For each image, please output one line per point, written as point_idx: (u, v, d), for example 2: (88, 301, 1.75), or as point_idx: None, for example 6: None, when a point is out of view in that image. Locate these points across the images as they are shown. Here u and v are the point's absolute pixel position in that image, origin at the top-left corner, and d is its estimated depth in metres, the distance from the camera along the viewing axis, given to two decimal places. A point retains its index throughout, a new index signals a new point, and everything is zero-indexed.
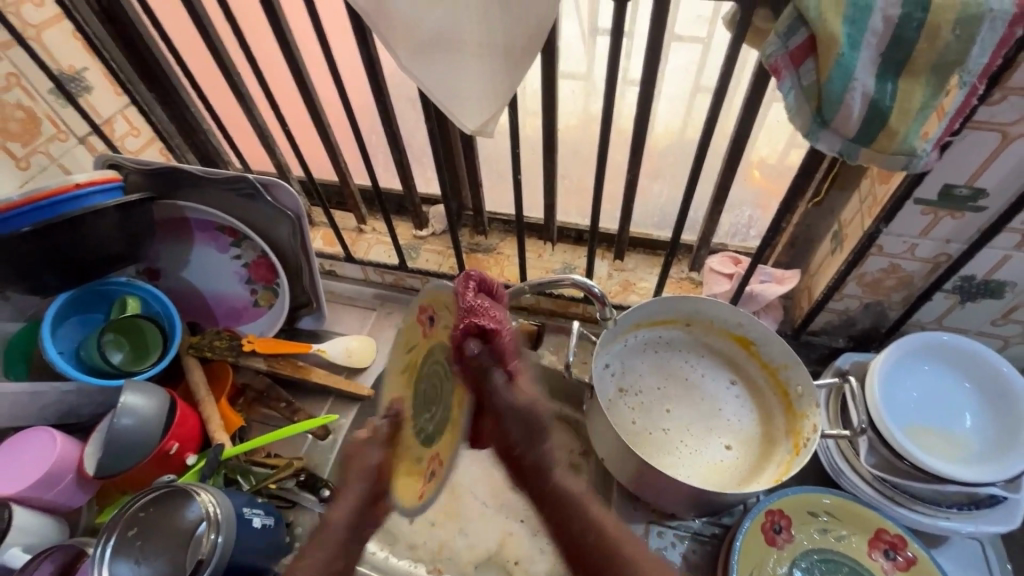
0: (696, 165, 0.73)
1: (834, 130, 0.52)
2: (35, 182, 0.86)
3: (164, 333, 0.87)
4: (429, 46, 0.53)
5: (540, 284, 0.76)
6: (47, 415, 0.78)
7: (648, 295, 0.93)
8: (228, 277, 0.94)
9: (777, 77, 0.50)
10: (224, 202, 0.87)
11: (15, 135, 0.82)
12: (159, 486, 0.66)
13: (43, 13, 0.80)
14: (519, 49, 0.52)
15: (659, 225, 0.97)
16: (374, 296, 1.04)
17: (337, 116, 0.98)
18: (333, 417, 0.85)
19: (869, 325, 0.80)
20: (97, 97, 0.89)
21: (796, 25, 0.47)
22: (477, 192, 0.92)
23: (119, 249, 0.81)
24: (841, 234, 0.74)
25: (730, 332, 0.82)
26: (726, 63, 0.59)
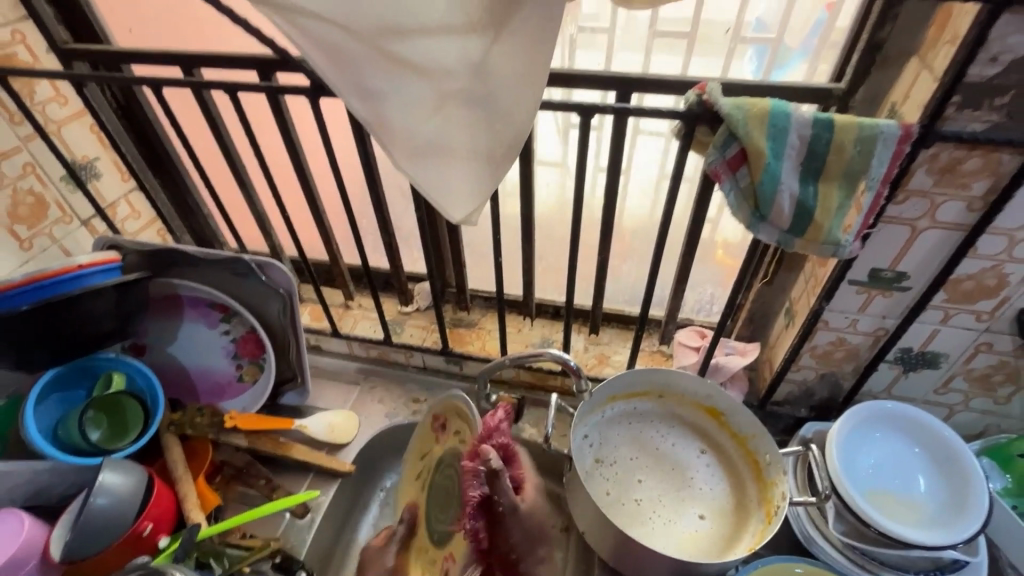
0: (658, 251, 0.81)
1: (771, 223, 0.60)
2: (35, 262, 0.89)
3: (146, 410, 0.87)
4: (422, 151, 0.59)
5: (521, 357, 0.81)
6: (15, 495, 0.76)
7: (622, 367, 0.98)
8: (215, 353, 0.97)
9: (718, 181, 0.59)
10: (218, 280, 0.91)
11: (23, 219, 0.86)
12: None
13: (66, 110, 0.88)
14: (499, 155, 0.60)
15: (629, 301, 1.04)
16: (357, 370, 1.07)
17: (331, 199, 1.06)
18: (314, 493, 0.84)
19: (827, 395, 0.86)
20: (104, 183, 0.95)
21: (729, 141, 0.57)
22: (461, 272, 0.99)
23: (111, 326, 0.84)
24: (792, 309, 0.82)
25: (700, 403, 0.86)
26: (679, 165, 0.69)
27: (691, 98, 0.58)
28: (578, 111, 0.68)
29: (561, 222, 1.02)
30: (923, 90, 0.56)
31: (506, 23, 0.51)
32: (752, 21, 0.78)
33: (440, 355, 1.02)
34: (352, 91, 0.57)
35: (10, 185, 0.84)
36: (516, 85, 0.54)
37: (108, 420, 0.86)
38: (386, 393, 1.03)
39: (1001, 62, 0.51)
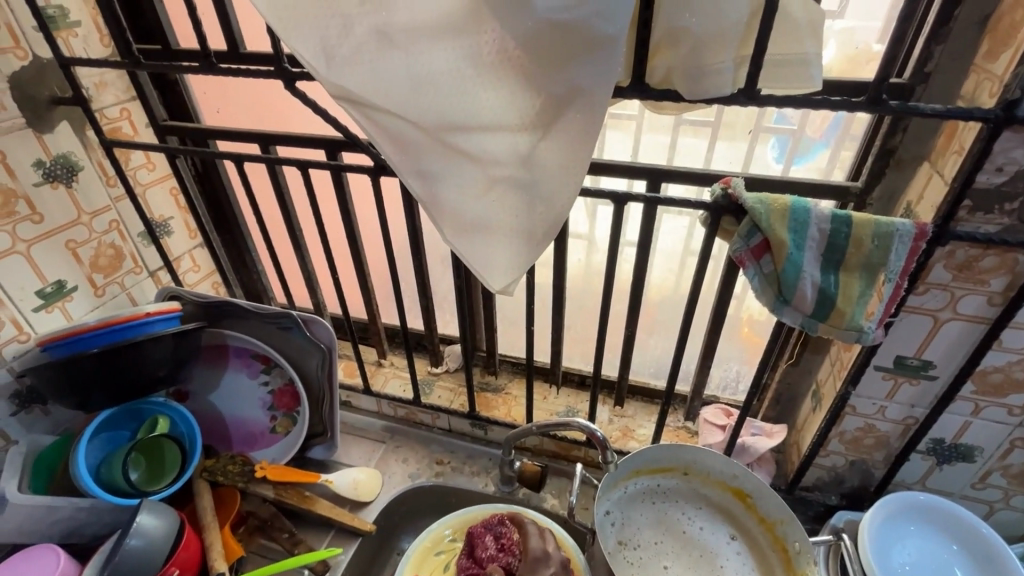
0: (686, 327, 0.84)
1: (794, 307, 0.63)
2: (105, 308, 0.96)
3: (184, 455, 0.91)
4: (470, 227, 0.66)
5: (547, 425, 0.83)
6: (53, 531, 0.80)
7: (647, 441, 0.99)
8: (253, 403, 1.01)
9: (743, 267, 0.63)
10: (264, 332, 0.97)
11: (102, 268, 0.94)
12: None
13: (153, 175, 0.99)
14: (540, 235, 0.65)
15: (655, 374, 1.07)
16: (384, 428, 1.09)
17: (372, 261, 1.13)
18: (336, 551, 0.85)
19: (858, 483, 0.85)
20: (174, 240, 1.05)
21: (752, 232, 0.62)
22: (491, 337, 1.04)
23: (164, 371, 0.89)
24: (819, 392, 0.83)
25: (726, 484, 0.86)
26: (706, 249, 0.74)
27: (716, 191, 0.64)
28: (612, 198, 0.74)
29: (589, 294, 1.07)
30: (935, 193, 0.60)
31: (555, 121, 0.56)
32: (775, 114, 0.84)
33: (466, 419, 1.04)
34: (411, 174, 0.64)
35: (96, 238, 0.93)
36: (559, 175, 0.60)
37: (147, 462, 0.89)
38: (410, 452, 1.05)
39: (1007, 172, 0.55)
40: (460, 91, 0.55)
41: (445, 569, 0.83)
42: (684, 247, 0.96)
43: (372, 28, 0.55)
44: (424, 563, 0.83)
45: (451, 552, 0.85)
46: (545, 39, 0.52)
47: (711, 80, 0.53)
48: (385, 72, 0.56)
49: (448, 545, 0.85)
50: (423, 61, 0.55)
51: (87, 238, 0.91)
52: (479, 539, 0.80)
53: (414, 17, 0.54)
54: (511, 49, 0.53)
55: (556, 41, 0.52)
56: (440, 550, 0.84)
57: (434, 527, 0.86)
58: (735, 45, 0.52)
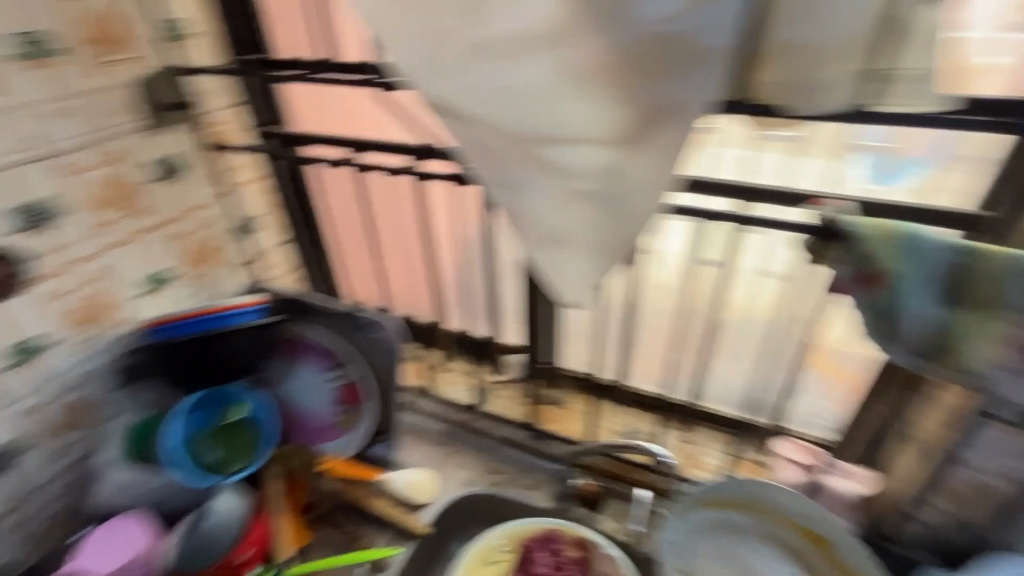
0: None
1: (900, 344, 0.58)
2: (199, 296, 1.04)
3: (258, 439, 0.94)
4: (550, 238, 0.65)
5: (614, 446, 0.80)
6: (143, 501, 0.86)
7: (716, 472, 0.94)
8: (321, 396, 0.99)
9: (844, 295, 0.59)
10: (332, 326, 0.99)
11: (199, 260, 1.02)
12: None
13: (249, 175, 1.06)
14: (621, 249, 0.63)
15: (727, 401, 1.01)
16: (443, 432, 1.09)
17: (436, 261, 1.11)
18: (393, 551, 0.86)
19: (961, 543, 0.76)
20: (263, 236, 1.11)
21: (859, 258, 0.57)
22: (557, 349, 1.02)
23: (246, 360, 0.94)
24: (918, 439, 0.75)
25: (804, 527, 0.79)
26: (799, 274, 0.69)
27: (818, 213, 0.60)
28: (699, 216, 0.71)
29: None
30: None
31: (648, 134, 0.54)
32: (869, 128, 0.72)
33: (525, 430, 1.05)
34: (494, 183, 0.64)
35: (196, 232, 1.00)
36: (647, 189, 0.58)
37: (228, 446, 0.90)
38: (468, 458, 1.05)
39: None
40: (552, 102, 0.55)
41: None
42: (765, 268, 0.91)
43: (468, 39, 0.55)
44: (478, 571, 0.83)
45: (505, 562, 0.84)
46: (645, 51, 0.50)
47: (821, 97, 0.51)
48: (479, 83, 0.57)
49: (503, 556, 0.84)
50: (517, 73, 0.55)
51: (188, 231, 0.98)
52: (532, 554, 0.83)
53: (510, 28, 0.53)
54: (608, 61, 0.52)
55: (657, 54, 0.50)
56: (495, 560, 0.83)
57: (486, 537, 0.85)
58: (853, 58, 0.48)
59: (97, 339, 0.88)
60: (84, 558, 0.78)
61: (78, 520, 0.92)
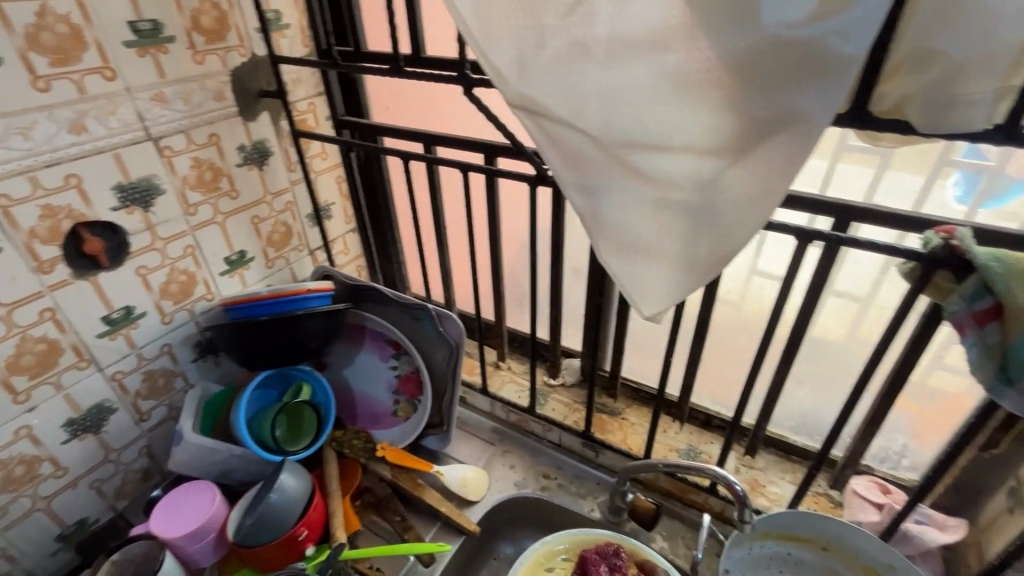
0: (855, 385, 0.74)
1: (1021, 391, 0.52)
2: (271, 278, 1.08)
3: (319, 422, 0.99)
4: (630, 248, 0.63)
5: (677, 465, 0.78)
6: (210, 470, 0.90)
7: (781, 502, 0.89)
8: (380, 384, 1.07)
9: (959, 333, 0.54)
10: (399, 319, 1.03)
11: (274, 243, 1.05)
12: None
13: (325, 164, 1.08)
14: (704, 265, 0.60)
15: (796, 428, 0.96)
16: (494, 430, 1.10)
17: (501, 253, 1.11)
18: (444, 547, 0.86)
19: None
20: (333, 224, 1.14)
21: (980, 293, 0.52)
22: (618, 358, 1.00)
23: (313, 344, 0.97)
24: (1020, 492, 0.68)
25: (878, 573, 0.74)
26: (901, 304, 0.64)
27: (933, 241, 0.55)
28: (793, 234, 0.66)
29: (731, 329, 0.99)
30: None
31: (752, 148, 0.51)
32: (965, 146, 0.72)
33: (579, 438, 1.01)
34: (575, 187, 0.63)
35: (274, 216, 1.04)
36: (743, 205, 0.54)
37: (288, 423, 0.98)
38: (518, 460, 1.04)
39: None
40: (650, 108, 0.53)
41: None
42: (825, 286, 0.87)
43: (568, 39, 0.54)
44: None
45: (562, 571, 0.81)
46: (759, 58, 0.47)
47: (962, 113, 0.45)
48: (573, 85, 0.56)
49: (561, 564, 0.82)
50: (616, 76, 0.53)
51: (267, 215, 1.02)
52: (594, 567, 0.78)
53: (615, 30, 0.52)
54: (716, 68, 0.49)
55: (772, 63, 0.47)
56: (552, 567, 0.81)
57: (545, 541, 0.84)
58: (1002, 73, 0.43)
59: (180, 313, 0.93)
60: (154, 521, 0.81)
61: (151, 481, 0.98)
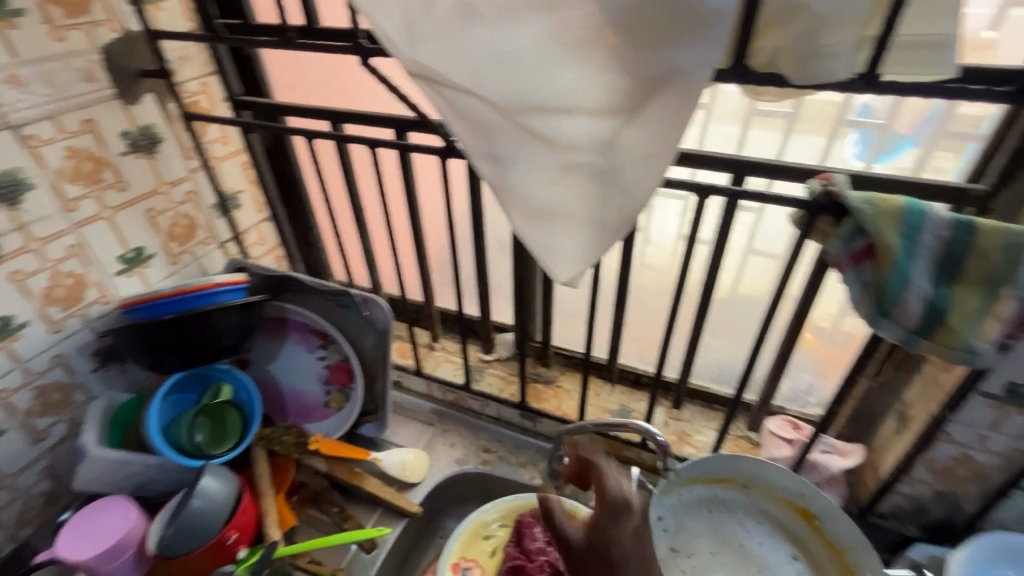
0: (761, 331, 0.79)
1: (895, 321, 0.57)
2: (177, 275, 1.00)
3: (244, 421, 0.94)
4: (541, 215, 0.62)
5: (605, 424, 0.80)
6: (125, 485, 0.84)
7: (705, 448, 0.94)
8: (309, 376, 1.03)
9: (839, 271, 0.59)
10: (323, 308, 0.99)
11: (177, 237, 0.98)
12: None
13: (227, 149, 1.01)
14: (612, 226, 0.61)
15: (717, 378, 1.02)
16: (433, 411, 1.09)
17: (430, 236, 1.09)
18: (384, 531, 0.85)
19: (943, 516, 0.78)
20: (243, 213, 1.08)
21: (855, 234, 0.56)
22: (547, 327, 1.01)
23: (229, 341, 0.92)
24: (905, 414, 0.75)
25: (792, 502, 0.80)
26: (793, 251, 0.68)
27: (815, 187, 0.58)
28: (694, 191, 0.69)
29: None
30: None
31: (642, 106, 0.52)
32: (859, 105, 0.71)
33: (516, 409, 1.02)
34: (482, 156, 0.61)
35: (173, 207, 0.96)
36: (641, 164, 0.56)
37: (210, 426, 0.92)
38: (458, 438, 1.04)
39: None
40: (544, 70, 0.52)
41: (491, 554, 0.82)
42: (745, 246, 0.89)
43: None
44: (471, 547, 0.83)
45: (498, 538, 0.84)
46: (639, 14, 0.48)
47: (827, 63, 0.48)
48: (466, 49, 0.54)
49: (497, 530, 0.84)
50: (507, 38, 0.52)
51: (165, 207, 0.95)
52: (529, 529, 0.80)
53: None
54: (601, 25, 0.49)
55: (652, 17, 0.48)
56: (489, 535, 0.83)
57: (480, 512, 0.85)
58: (858, 25, 0.46)
59: (71, 320, 0.85)
60: (61, 544, 0.75)
61: (59, 504, 0.91)
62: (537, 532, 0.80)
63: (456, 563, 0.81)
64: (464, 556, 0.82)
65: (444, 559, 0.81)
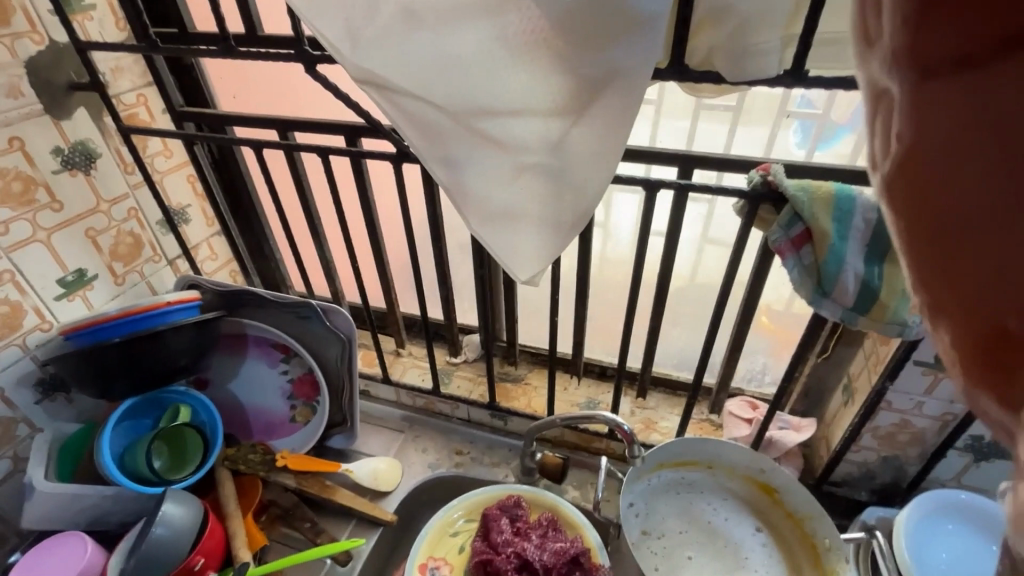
0: (715, 317, 0.82)
1: (834, 300, 0.61)
2: (125, 297, 0.96)
3: (206, 443, 0.91)
4: (498, 216, 0.63)
5: (572, 417, 0.82)
6: (79, 520, 0.80)
7: (671, 434, 0.98)
8: (273, 392, 1.00)
9: (782, 257, 0.61)
10: (283, 322, 0.96)
11: (121, 257, 0.94)
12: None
13: (170, 162, 0.98)
14: (568, 223, 0.62)
15: (678, 365, 1.05)
16: (403, 418, 1.09)
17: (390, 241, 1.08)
18: (359, 542, 0.84)
19: (890, 479, 0.83)
20: (192, 227, 1.04)
21: (794, 220, 0.60)
22: (512, 326, 1.02)
23: (184, 361, 0.89)
24: (851, 386, 0.81)
25: (753, 478, 0.84)
26: (739, 239, 0.72)
27: (755, 179, 0.61)
28: (644, 185, 0.71)
29: None
30: None
31: (589, 106, 0.54)
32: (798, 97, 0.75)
33: (486, 409, 1.03)
34: (435, 161, 0.61)
35: (115, 225, 0.92)
36: (590, 162, 0.57)
37: (169, 450, 0.90)
38: (429, 442, 1.04)
39: None
40: (491, 75, 0.53)
41: (459, 550, 0.84)
42: (700, 236, 0.92)
43: (398, 7, 0.53)
44: (438, 545, 0.84)
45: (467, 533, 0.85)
46: (582, 17, 0.49)
47: (756, 61, 0.50)
48: (412, 56, 0.55)
49: (462, 526, 0.86)
50: (452, 43, 0.53)
51: (106, 226, 0.90)
52: (495, 522, 0.81)
53: None
54: (544, 30, 0.50)
55: (594, 21, 0.49)
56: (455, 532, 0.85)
57: (444, 512, 0.86)
58: (782, 24, 0.49)
59: (9, 349, 0.80)
60: None
61: (6, 546, 0.86)
62: (502, 523, 0.80)
63: (424, 563, 0.82)
64: (432, 555, 0.83)
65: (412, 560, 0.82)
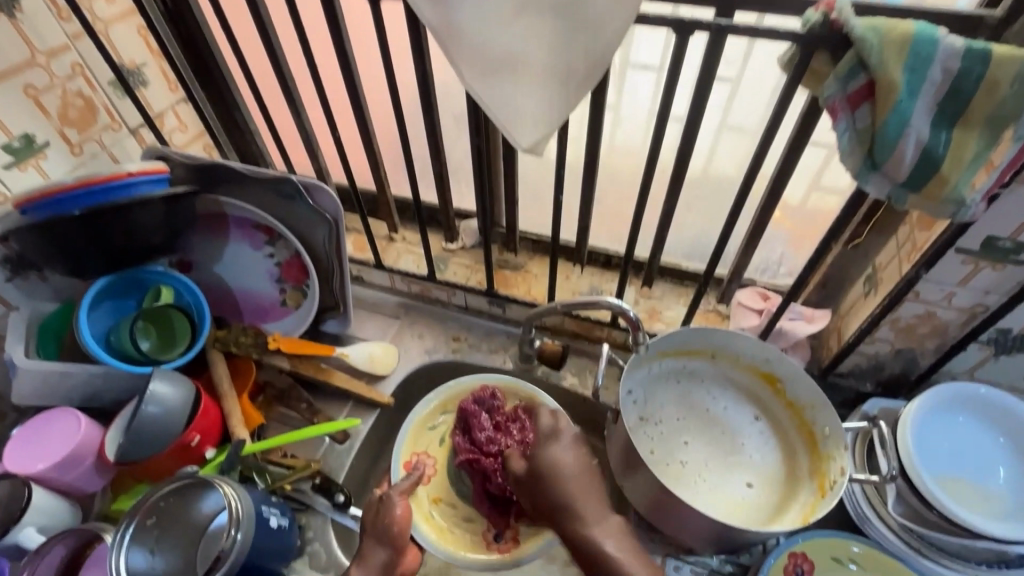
0: (738, 199, 0.74)
1: (884, 174, 0.53)
2: (85, 169, 0.87)
3: (193, 324, 0.87)
4: (496, 66, 0.52)
5: (573, 304, 0.77)
6: (71, 397, 0.80)
7: (675, 324, 0.94)
8: (260, 275, 0.95)
9: (832, 117, 0.52)
10: (264, 201, 0.88)
11: (73, 122, 0.83)
12: (120, 533, 0.65)
13: (113, 8, 0.83)
14: (581, 74, 0.51)
15: (688, 255, 0.99)
16: (399, 304, 1.05)
17: (379, 112, 0.96)
18: (354, 423, 0.85)
19: (898, 372, 0.81)
20: (152, 91, 0.92)
21: (855, 70, 0.49)
22: (512, 210, 0.94)
23: (158, 240, 0.82)
24: (875, 277, 0.75)
25: (757, 368, 0.81)
26: (778, 103, 0.62)
27: (813, 18, 0.49)
28: (674, 30, 0.59)
29: (628, 167, 0.96)
30: None
31: None
32: None
33: (484, 297, 0.98)
34: None
35: (59, 85, 0.80)
36: None
37: (156, 331, 0.86)
38: (425, 328, 1.01)
39: None
40: None
41: (440, 443, 0.89)
42: (720, 121, 0.91)
43: None
44: (419, 438, 0.90)
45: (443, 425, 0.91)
46: None
47: None
48: None
49: (442, 421, 0.91)
50: None
51: (48, 84, 0.79)
52: (476, 418, 0.83)
53: None
54: None
55: None
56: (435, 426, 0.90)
57: (425, 407, 0.91)
58: None
59: None
60: (10, 457, 0.73)
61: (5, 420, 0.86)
62: (485, 423, 0.83)
63: (408, 458, 0.88)
64: (415, 451, 0.89)
65: (398, 456, 0.87)
